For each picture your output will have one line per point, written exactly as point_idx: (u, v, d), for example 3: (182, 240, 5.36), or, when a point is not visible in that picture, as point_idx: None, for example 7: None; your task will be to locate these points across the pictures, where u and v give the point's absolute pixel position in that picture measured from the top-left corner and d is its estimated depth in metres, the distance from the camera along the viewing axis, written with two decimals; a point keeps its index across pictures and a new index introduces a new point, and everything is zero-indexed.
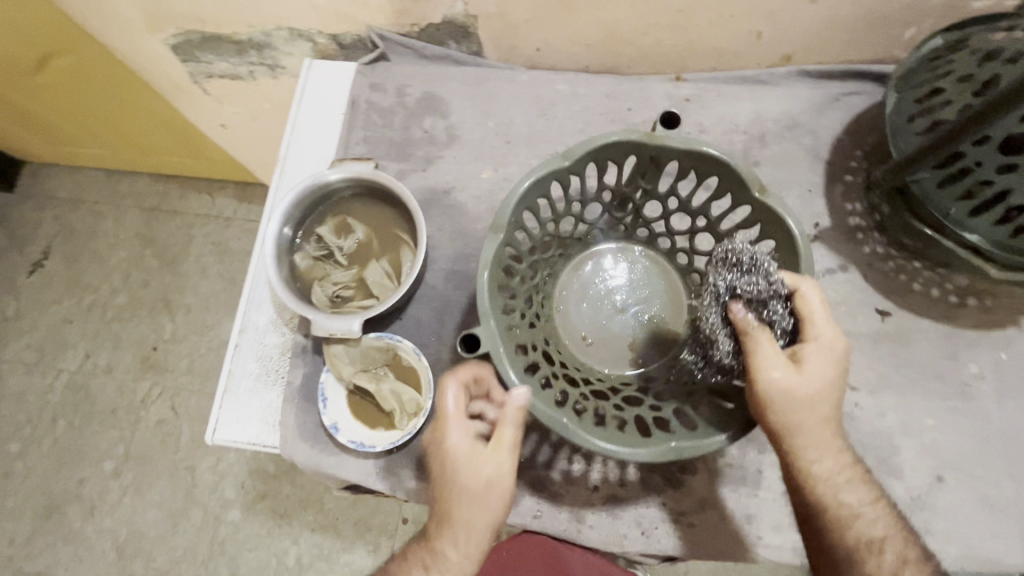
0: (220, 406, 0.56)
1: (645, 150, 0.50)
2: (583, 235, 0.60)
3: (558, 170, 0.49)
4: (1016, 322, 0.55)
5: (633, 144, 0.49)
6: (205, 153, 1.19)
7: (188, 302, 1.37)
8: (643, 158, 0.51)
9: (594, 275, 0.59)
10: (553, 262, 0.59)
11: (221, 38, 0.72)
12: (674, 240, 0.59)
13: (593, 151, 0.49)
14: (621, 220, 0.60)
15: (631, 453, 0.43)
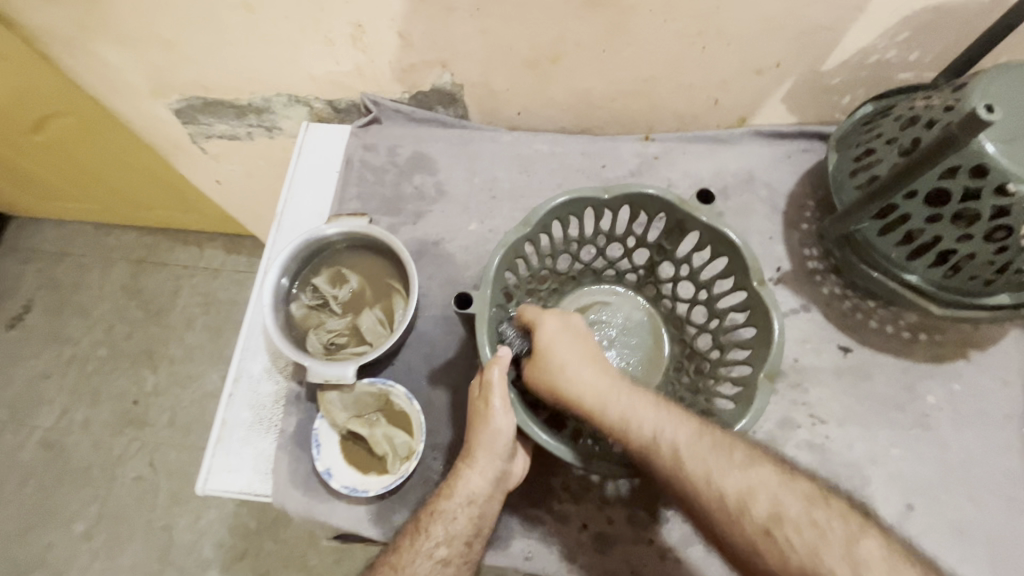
0: (212, 455, 0.57)
1: (634, 201, 0.56)
2: (576, 273, 0.65)
3: (596, 199, 0.55)
4: (965, 355, 0.60)
5: (625, 195, 0.55)
6: (199, 209, 1.23)
7: (172, 354, 1.36)
8: (634, 209, 0.57)
9: (585, 310, 0.64)
10: (545, 298, 0.64)
11: (222, 104, 0.77)
12: (659, 285, 0.64)
13: (586, 200, 0.54)
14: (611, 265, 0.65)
15: (612, 470, 0.47)
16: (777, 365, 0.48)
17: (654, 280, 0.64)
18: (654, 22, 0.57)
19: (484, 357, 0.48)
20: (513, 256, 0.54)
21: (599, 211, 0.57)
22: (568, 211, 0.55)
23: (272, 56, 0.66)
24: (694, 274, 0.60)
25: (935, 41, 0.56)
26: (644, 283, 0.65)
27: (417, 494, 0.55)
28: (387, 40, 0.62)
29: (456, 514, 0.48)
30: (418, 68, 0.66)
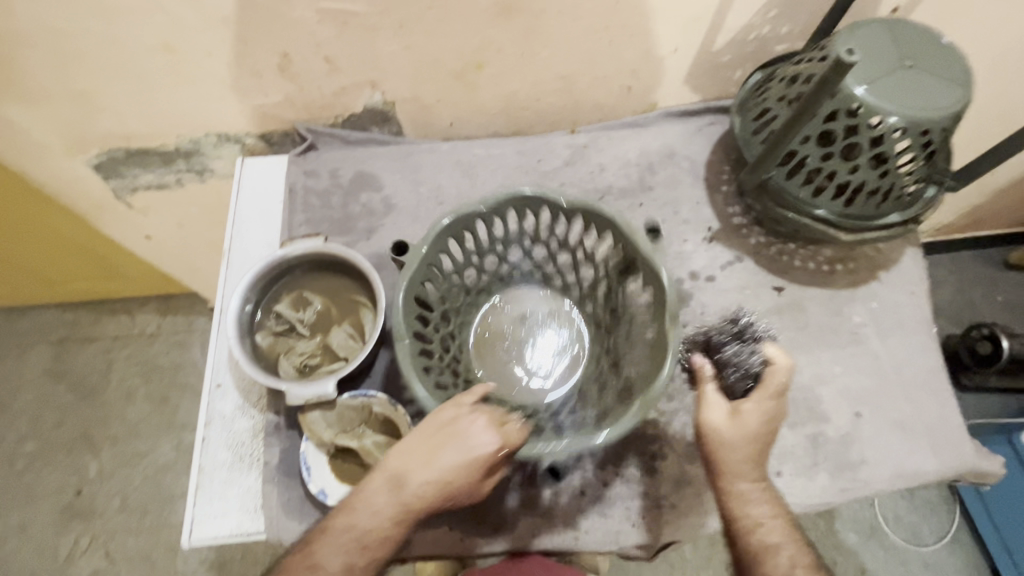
0: (194, 504, 0.55)
1: (551, 204, 0.58)
2: (503, 273, 0.68)
3: (511, 200, 0.58)
4: (877, 276, 0.68)
5: (544, 198, 0.58)
6: (126, 273, 1.17)
7: (113, 433, 1.26)
8: (553, 211, 0.60)
9: (514, 310, 0.68)
10: (473, 299, 0.68)
11: (148, 152, 0.76)
12: (578, 280, 0.67)
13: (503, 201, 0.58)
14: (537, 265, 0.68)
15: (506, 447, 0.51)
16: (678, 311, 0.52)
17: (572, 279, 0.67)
18: (563, 23, 0.63)
19: (402, 364, 0.50)
20: (437, 252, 0.58)
21: (514, 212, 0.61)
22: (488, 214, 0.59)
23: (198, 96, 0.66)
24: (613, 275, 0.62)
25: (800, 14, 0.65)
26: (565, 284, 0.68)
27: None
28: (315, 66, 0.64)
29: (365, 523, 0.46)
30: (349, 91, 0.69)
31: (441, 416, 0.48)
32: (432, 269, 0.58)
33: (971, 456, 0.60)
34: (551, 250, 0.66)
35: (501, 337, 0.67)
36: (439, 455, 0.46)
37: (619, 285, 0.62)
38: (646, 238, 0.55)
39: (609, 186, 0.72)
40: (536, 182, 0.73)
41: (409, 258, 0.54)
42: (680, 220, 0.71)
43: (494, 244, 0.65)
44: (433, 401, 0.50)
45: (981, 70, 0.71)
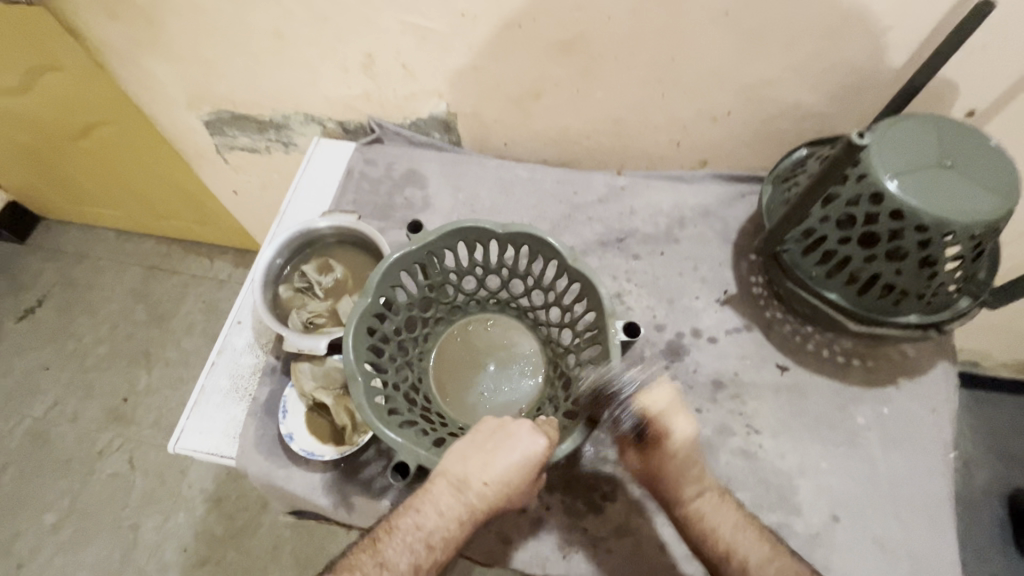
0: (187, 417, 0.62)
1: (560, 259, 0.59)
2: (481, 298, 0.67)
3: (521, 235, 0.59)
4: (896, 382, 0.64)
5: (556, 252, 0.58)
6: (215, 221, 1.33)
7: (167, 356, 1.42)
8: (559, 265, 0.60)
9: (492, 335, 0.67)
10: (445, 314, 0.67)
11: (248, 119, 0.88)
12: (550, 330, 0.65)
13: (520, 235, 0.59)
14: (514, 300, 0.67)
15: (407, 447, 0.49)
16: None
17: (545, 324, 0.65)
18: (619, 69, 0.67)
19: (347, 326, 0.53)
20: (443, 246, 0.60)
21: (518, 247, 0.61)
22: (483, 235, 0.59)
23: (296, 79, 0.77)
24: (580, 349, 0.60)
25: (861, 101, 0.65)
26: (537, 325, 0.66)
27: (363, 466, 0.58)
28: (394, 70, 0.73)
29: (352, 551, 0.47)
30: (419, 97, 0.77)
31: (490, 426, 0.49)
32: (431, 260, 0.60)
33: None
34: (530, 289, 0.65)
35: (469, 351, 0.66)
36: (498, 455, 0.47)
37: (581, 360, 0.60)
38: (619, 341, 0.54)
39: (635, 229, 0.74)
40: (566, 211, 0.76)
41: (392, 254, 0.56)
42: (698, 277, 0.70)
43: (477, 265, 0.64)
44: (365, 407, 0.50)
45: None
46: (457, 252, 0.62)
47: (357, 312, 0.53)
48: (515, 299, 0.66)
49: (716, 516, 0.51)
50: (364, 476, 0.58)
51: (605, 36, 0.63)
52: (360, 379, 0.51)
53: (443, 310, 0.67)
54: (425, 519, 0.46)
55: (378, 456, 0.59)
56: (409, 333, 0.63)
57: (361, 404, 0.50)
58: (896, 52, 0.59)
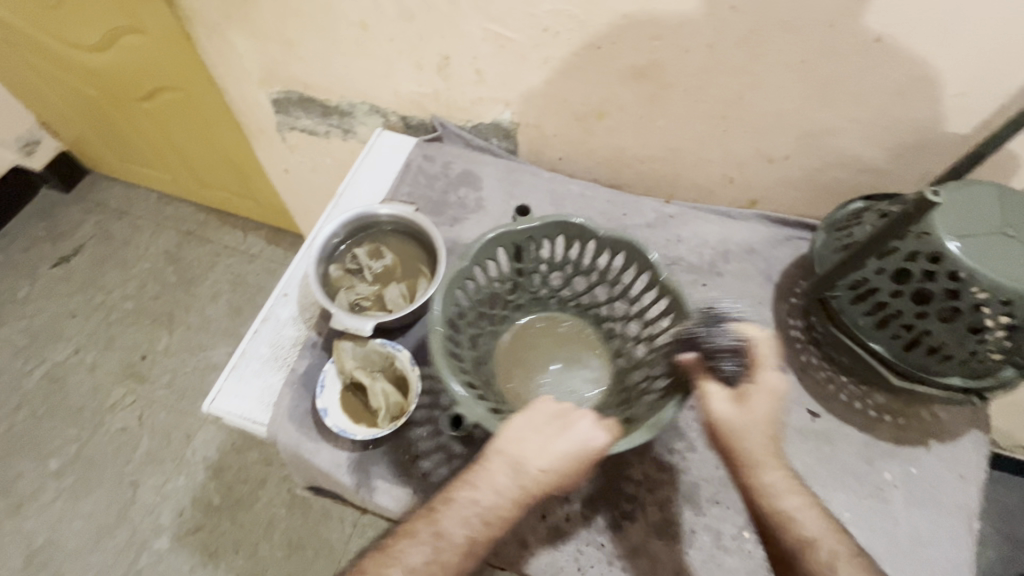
0: (226, 378, 0.64)
1: (650, 268, 0.61)
2: (564, 299, 0.70)
3: (617, 238, 0.62)
4: (926, 443, 0.63)
5: (648, 260, 0.61)
6: (257, 196, 1.36)
7: (190, 321, 1.44)
8: (649, 277, 0.62)
9: (564, 334, 0.68)
10: (523, 307, 0.70)
11: (315, 102, 0.91)
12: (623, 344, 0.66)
13: (615, 240, 0.62)
14: (593, 306, 0.69)
15: (468, 403, 0.51)
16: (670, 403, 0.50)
17: (619, 336, 0.66)
18: (686, 101, 0.69)
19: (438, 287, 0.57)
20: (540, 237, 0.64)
21: (612, 254, 0.64)
22: (584, 233, 0.63)
23: (370, 70, 0.80)
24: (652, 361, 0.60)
25: (922, 162, 0.66)
26: (611, 335, 0.67)
27: (414, 428, 0.60)
28: (467, 74, 0.75)
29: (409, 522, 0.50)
30: (485, 102, 0.79)
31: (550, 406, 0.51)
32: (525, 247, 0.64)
33: None
34: (614, 296, 0.67)
35: (539, 344, 0.67)
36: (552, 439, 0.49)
37: (653, 372, 0.59)
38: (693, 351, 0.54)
39: (679, 257, 0.75)
40: (614, 232, 0.77)
41: (492, 232, 0.61)
42: (736, 313, 0.71)
43: (569, 262, 0.68)
44: (440, 358, 0.53)
45: None
46: (552, 246, 0.66)
47: (450, 273, 0.58)
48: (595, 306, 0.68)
49: (774, 474, 0.50)
50: (411, 438, 0.59)
51: (679, 66, 0.65)
52: (440, 331, 0.54)
53: (527, 303, 0.70)
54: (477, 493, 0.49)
55: (429, 420, 0.60)
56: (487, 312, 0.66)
57: (433, 351, 0.53)
58: (966, 117, 0.59)
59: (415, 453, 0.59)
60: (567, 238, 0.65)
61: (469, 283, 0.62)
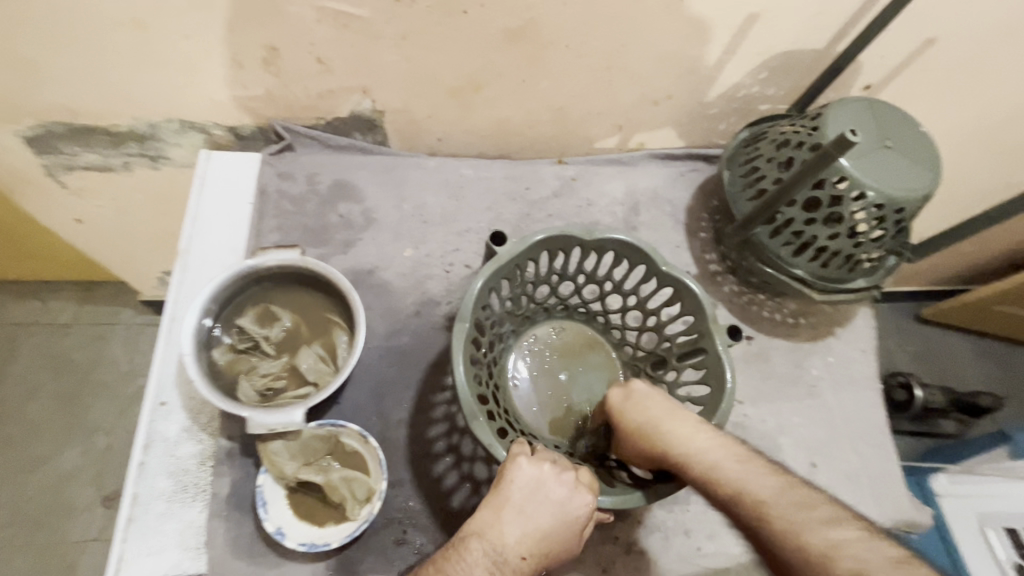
0: (123, 540, 0.49)
1: (648, 264, 0.58)
2: (550, 305, 0.65)
3: (609, 241, 0.57)
4: (834, 332, 0.72)
5: (645, 256, 0.57)
6: (42, 256, 1.03)
7: (6, 434, 1.10)
8: (646, 270, 0.59)
9: (564, 344, 0.65)
10: (518, 326, 0.64)
11: (95, 131, 0.68)
12: (624, 333, 0.65)
13: (603, 241, 0.57)
14: (584, 305, 0.66)
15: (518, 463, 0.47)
16: (726, 417, 0.51)
17: (618, 327, 0.65)
18: (569, 57, 0.63)
19: (457, 359, 0.47)
20: (525, 258, 0.56)
21: (601, 254, 0.59)
22: (569, 243, 0.57)
23: (167, 79, 0.61)
24: (673, 352, 0.61)
25: (786, 79, 0.69)
26: (609, 329, 0.66)
27: (435, 461, 0.55)
28: (306, 64, 0.60)
29: (464, 529, 0.45)
30: (336, 95, 0.65)
31: (648, 405, 0.52)
32: (515, 273, 0.56)
33: (908, 508, 0.65)
34: (605, 292, 0.64)
35: (543, 360, 0.64)
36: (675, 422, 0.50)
37: (677, 363, 0.60)
38: (722, 325, 0.55)
39: (595, 222, 0.73)
40: (523, 210, 0.71)
41: (481, 280, 0.50)
42: None
43: (553, 273, 0.61)
44: (497, 446, 0.45)
45: (941, 144, 0.77)
46: (537, 263, 0.58)
47: (461, 342, 0.47)
48: (587, 305, 0.65)
49: (761, 480, 0.45)
50: (435, 475, 0.55)
51: (558, 22, 0.58)
52: (481, 417, 0.46)
53: (517, 323, 0.63)
54: (546, 489, 0.45)
55: (450, 452, 0.56)
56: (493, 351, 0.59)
57: (491, 444, 0.45)
58: (821, 33, 0.62)
59: (411, 524, 0.53)
60: (548, 253, 0.58)
61: (477, 336, 0.53)
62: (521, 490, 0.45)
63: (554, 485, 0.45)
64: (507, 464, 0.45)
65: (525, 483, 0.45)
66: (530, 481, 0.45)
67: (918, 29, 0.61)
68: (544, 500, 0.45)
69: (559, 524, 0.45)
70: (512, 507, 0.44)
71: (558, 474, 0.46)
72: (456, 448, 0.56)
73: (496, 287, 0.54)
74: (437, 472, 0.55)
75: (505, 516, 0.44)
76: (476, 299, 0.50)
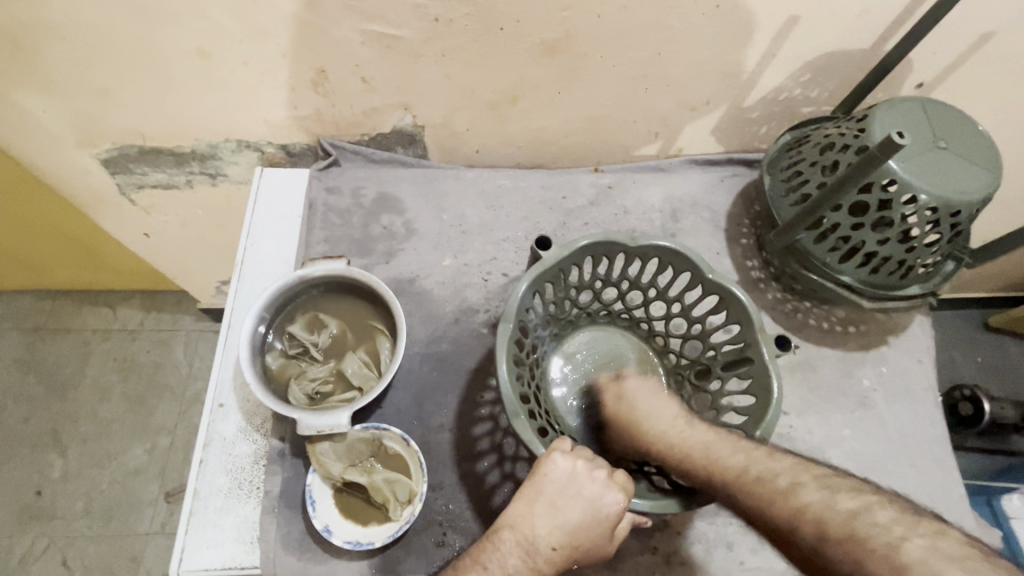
0: (186, 532, 0.52)
1: (693, 271, 0.57)
2: (592, 311, 0.66)
3: (653, 247, 0.56)
4: (887, 341, 0.69)
5: (691, 263, 0.57)
6: (114, 267, 1.12)
7: (81, 431, 1.19)
8: (691, 277, 0.58)
9: (603, 349, 0.66)
10: (559, 330, 0.65)
11: (163, 152, 0.73)
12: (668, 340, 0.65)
13: (648, 248, 0.57)
14: (627, 310, 0.65)
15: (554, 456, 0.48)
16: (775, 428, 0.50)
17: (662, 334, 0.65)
18: (604, 67, 0.63)
19: (501, 359, 0.47)
20: (570, 263, 0.56)
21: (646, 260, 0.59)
22: (614, 250, 0.57)
23: (226, 103, 0.65)
24: (717, 361, 0.60)
25: (831, 80, 0.67)
26: (652, 335, 0.66)
27: (476, 462, 0.57)
28: (351, 84, 0.63)
29: (499, 522, 0.46)
30: (379, 111, 0.68)
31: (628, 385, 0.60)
32: (558, 277, 0.57)
33: (972, 528, 0.61)
34: (649, 299, 0.63)
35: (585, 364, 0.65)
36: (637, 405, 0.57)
37: (721, 372, 0.59)
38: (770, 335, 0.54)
39: (632, 229, 0.73)
40: (561, 219, 0.72)
41: (526, 282, 0.51)
42: None
43: (597, 279, 0.62)
44: (536, 441, 0.47)
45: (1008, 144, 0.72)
46: (580, 269, 0.59)
47: (505, 342, 0.49)
48: (630, 310, 0.65)
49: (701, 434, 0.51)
50: (474, 479, 0.56)
51: (594, 34, 0.59)
52: (523, 416, 0.47)
53: (559, 327, 0.64)
54: (579, 486, 0.45)
55: (492, 450, 0.58)
56: (536, 355, 0.60)
57: (531, 441, 0.46)
58: (867, 32, 0.60)
59: (451, 527, 0.54)
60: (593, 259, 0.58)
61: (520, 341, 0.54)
62: (556, 486, 0.45)
63: (587, 481, 0.46)
64: (541, 459, 0.46)
65: (558, 478, 0.45)
66: (563, 475, 0.46)
67: (975, 23, 0.58)
68: (577, 496, 0.45)
69: (589, 520, 0.45)
70: (544, 500, 0.45)
71: (590, 471, 0.46)
72: (498, 447, 0.58)
73: (538, 295, 0.55)
74: (476, 476, 0.56)
75: (537, 508, 0.45)
76: (520, 306, 0.51)
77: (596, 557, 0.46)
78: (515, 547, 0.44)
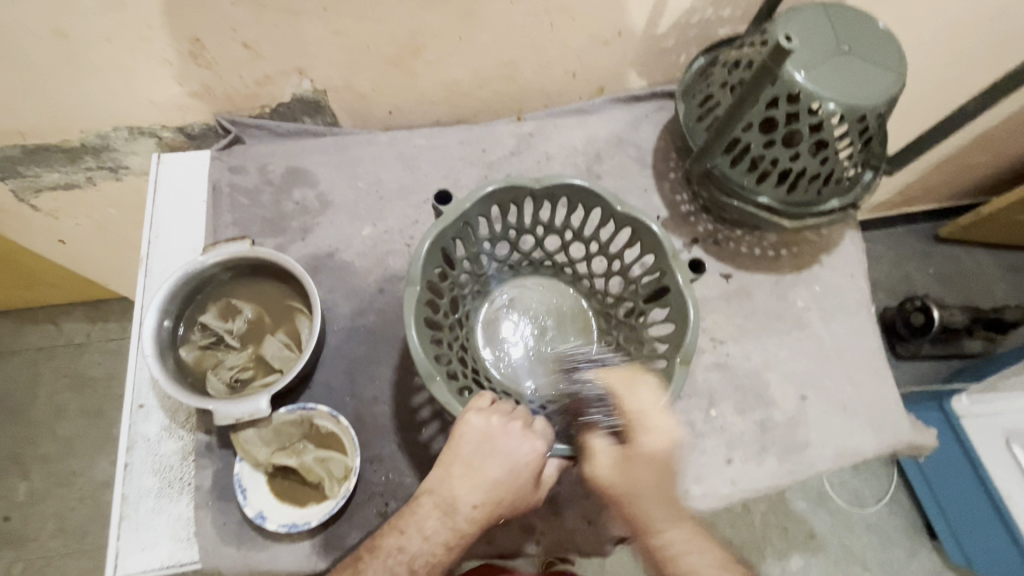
0: (118, 537, 0.51)
1: (603, 207, 0.56)
2: (514, 263, 0.65)
3: (558, 186, 0.55)
4: (820, 260, 0.69)
5: (600, 200, 0.55)
6: (42, 282, 1.06)
7: (39, 452, 1.16)
8: (602, 215, 0.57)
9: (527, 299, 0.65)
10: (481, 287, 0.64)
11: (49, 149, 0.68)
12: (593, 282, 0.64)
13: (555, 189, 0.55)
14: (548, 257, 0.64)
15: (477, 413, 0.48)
16: (692, 349, 0.50)
17: (586, 277, 0.64)
18: (503, 6, 0.60)
19: (407, 323, 0.46)
20: (475, 214, 0.54)
21: (557, 201, 0.57)
22: (519, 195, 0.55)
23: (102, 87, 0.60)
24: (640, 295, 0.59)
25: None
26: (577, 279, 0.65)
27: (414, 429, 0.56)
28: (234, 52, 0.59)
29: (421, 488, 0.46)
30: (273, 79, 0.63)
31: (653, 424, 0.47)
32: (466, 230, 0.55)
33: (906, 430, 0.63)
34: (568, 242, 0.62)
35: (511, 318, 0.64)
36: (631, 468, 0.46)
37: (644, 305, 0.59)
38: (684, 262, 0.53)
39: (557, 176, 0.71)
40: (483, 173, 0.70)
41: (428, 239, 0.49)
42: None
43: (509, 230, 0.60)
44: (453, 402, 0.46)
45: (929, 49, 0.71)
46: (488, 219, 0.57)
47: (412, 305, 0.47)
48: (551, 257, 0.64)
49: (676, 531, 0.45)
50: (412, 446, 0.55)
51: None
52: (438, 377, 0.46)
53: (479, 283, 0.63)
54: (497, 443, 0.45)
55: (431, 416, 0.57)
56: (456, 315, 0.59)
57: (449, 402, 0.45)
58: None
59: (393, 497, 0.53)
60: (501, 207, 0.56)
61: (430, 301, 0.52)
62: (471, 447, 0.45)
63: (503, 436, 0.46)
64: (457, 421, 0.46)
65: (473, 438, 0.45)
66: (479, 434, 0.46)
67: None
68: (494, 452, 0.45)
69: (508, 473, 0.45)
70: (461, 461, 0.45)
71: (505, 424, 0.46)
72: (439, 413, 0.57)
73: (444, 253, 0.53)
74: (413, 444, 0.55)
75: (456, 469, 0.45)
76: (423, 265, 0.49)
77: (522, 507, 0.46)
78: (434, 509, 0.44)
